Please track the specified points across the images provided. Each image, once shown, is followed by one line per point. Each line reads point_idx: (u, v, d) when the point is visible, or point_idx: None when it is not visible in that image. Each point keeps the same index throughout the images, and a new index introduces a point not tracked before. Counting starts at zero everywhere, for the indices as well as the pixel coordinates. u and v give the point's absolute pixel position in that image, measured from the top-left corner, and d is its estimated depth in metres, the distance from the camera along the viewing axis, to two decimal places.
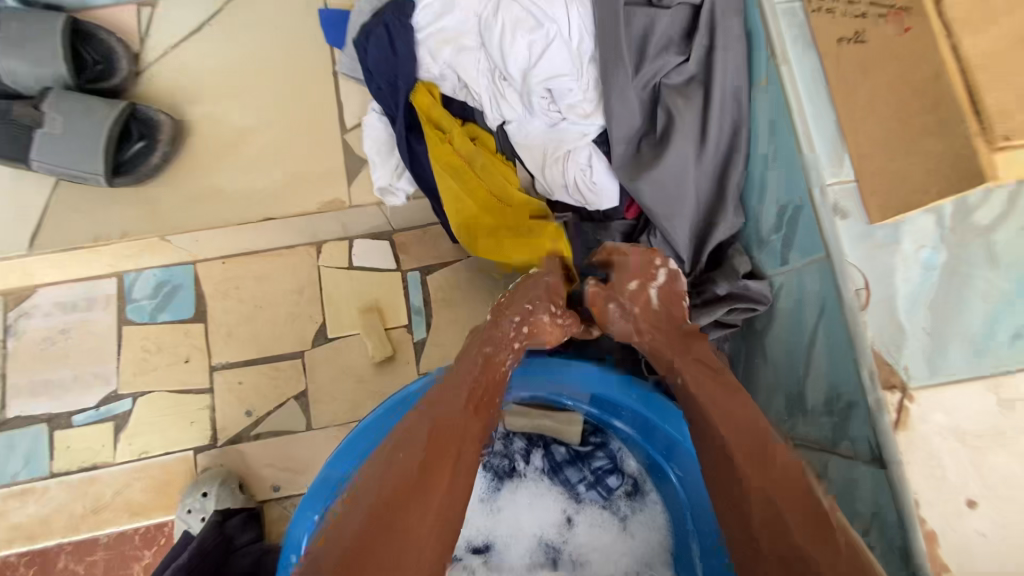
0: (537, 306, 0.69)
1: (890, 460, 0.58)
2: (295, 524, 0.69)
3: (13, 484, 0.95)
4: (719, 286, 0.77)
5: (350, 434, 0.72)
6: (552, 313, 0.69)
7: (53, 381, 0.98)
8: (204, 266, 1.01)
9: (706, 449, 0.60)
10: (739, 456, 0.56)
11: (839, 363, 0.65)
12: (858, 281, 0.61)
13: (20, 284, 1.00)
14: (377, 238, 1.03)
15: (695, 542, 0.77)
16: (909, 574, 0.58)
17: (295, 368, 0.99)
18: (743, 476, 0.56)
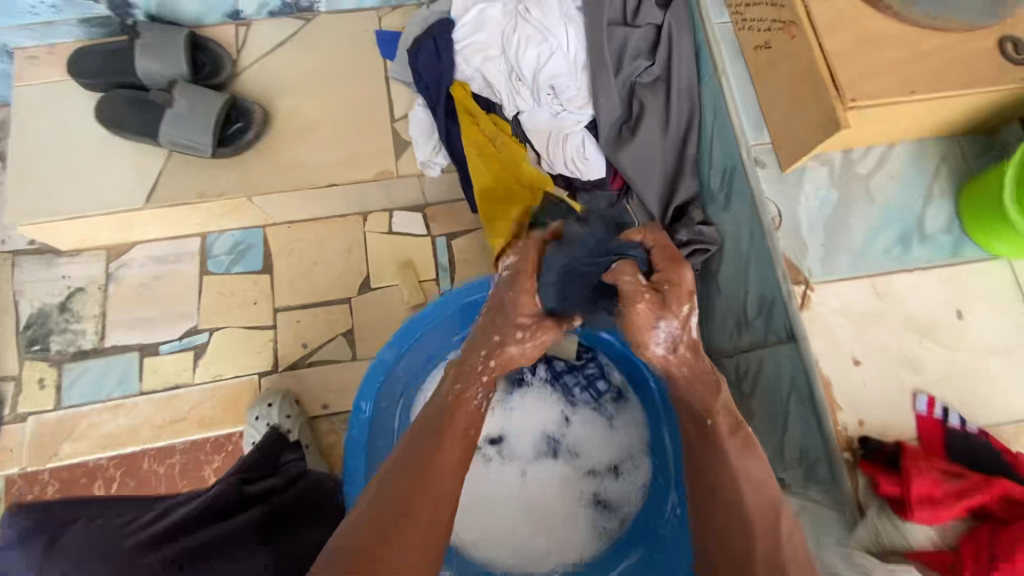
0: (504, 336, 0.79)
1: (799, 333, 0.81)
2: (359, 396, 0.87)
3: (108, 400, 1.15)
4: (678, 235, 1.02)
5: (404, 324, 0.89)
6: (519, 337, 0.79)
7: (145, 318, 1.20)
8: (271, 228, 1.25)
9: (728, 514, 0.70)
10: (758, 523, 0.67)
11: (765, 275, 0.88)
12: (772, 211, 0.86)
13: (121, 241, 1.23)
14: (413, 211, 1.28)
15: (665, 430, 0.99)
16: (813, 413, 0.80)
17: (344, 311, 1.22)
18: (756, 532, 0.67)
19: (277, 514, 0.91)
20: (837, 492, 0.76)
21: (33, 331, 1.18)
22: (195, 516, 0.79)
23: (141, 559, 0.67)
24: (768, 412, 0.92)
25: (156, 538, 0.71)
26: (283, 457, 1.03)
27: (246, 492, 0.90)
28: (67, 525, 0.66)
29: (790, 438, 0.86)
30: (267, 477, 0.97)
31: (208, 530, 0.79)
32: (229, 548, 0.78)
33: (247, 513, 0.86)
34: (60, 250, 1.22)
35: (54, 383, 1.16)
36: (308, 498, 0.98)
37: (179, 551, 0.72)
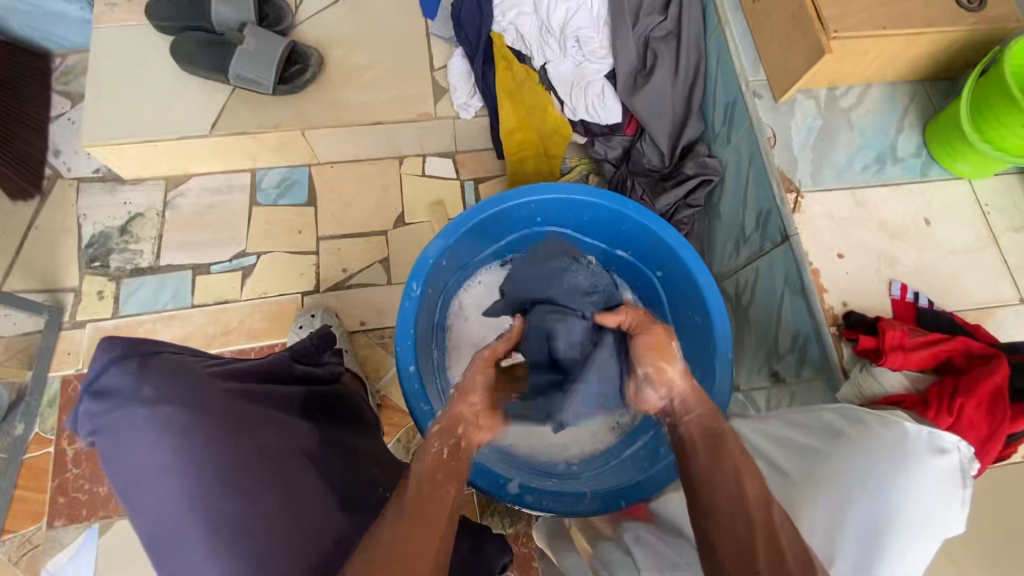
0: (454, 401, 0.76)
1: (791, 233, 0.95)
2: (405, 288, 0.94)
3: (162, 311, 1.26)
4: (687, 167, 1.19)
5: (449, 223, 0.99)
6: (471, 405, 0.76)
7: (198, 241, 1.31)
8: (316, 168, 1.38)
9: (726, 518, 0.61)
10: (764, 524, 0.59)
11: (763, 190, 1.02)
12: (768, 133, 1.01)
13: (179, 173, 1.35)
14: (444, 157, 1.41)
15: (675, 335, 1.09)
16: (803, 297, 0.93)
17: (381, 242, 1.34)
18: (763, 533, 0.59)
19: (319, 400, 0.81)
20: (825, 361, 0.89)
21: (94, 250, 1.29)
22: (248, 372, 0.70)
23: (217, 387, 0.61)
24: (764, 314, 1.05)
25: (220, 377, 0.64)
26: (329, 351, 0.95)
27: (292, 371, 0.80)
28: (155, 350, 0.59)
29: (783, 330, 0.99)
30: (313, 365, 0.87)
31: (262, 386, 0.70)
32: (280, 406, 0.71)
33: (292, 386, 0.76)
34: (122, 178, 1.34)
35: (112, 295, 1.26)
36: (344, 400, 0.88)
37: (244, 393, 0.65)
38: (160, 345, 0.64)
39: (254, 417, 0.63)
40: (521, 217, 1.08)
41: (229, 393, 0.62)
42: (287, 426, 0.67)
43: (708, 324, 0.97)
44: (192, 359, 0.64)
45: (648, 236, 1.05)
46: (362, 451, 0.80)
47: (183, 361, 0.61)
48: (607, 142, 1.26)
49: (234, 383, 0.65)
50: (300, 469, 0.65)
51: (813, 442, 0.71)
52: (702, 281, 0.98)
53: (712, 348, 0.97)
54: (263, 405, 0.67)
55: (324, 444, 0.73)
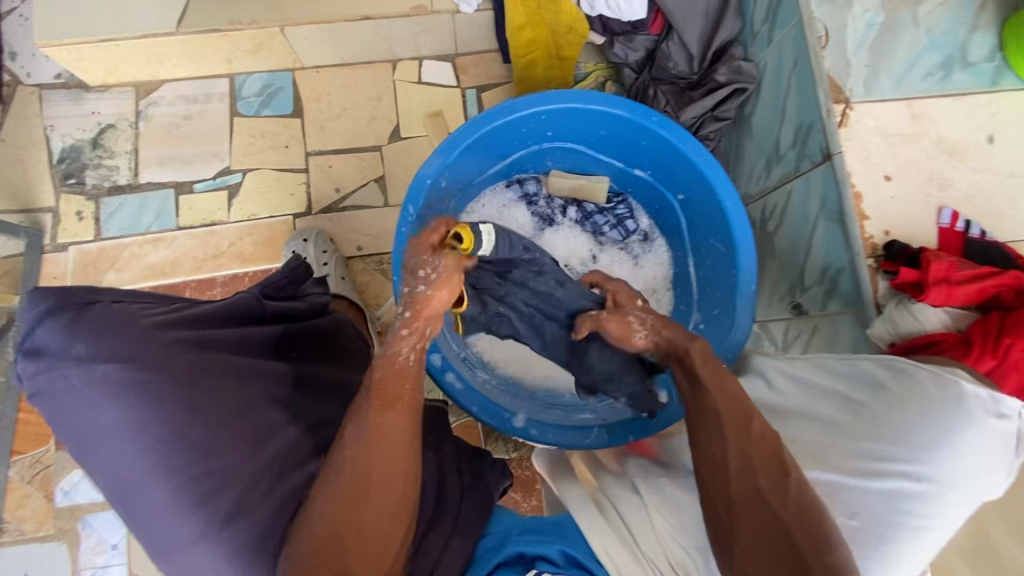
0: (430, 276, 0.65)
1: (835, 152, 0.84)
2: (405, 208, 0.86)
3: (147, 234, 1.18)
4: (718, 73, 1.05)
5: (451, 136, 0.88)
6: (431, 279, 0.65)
7: (178, 157, 1.21)
8: (300, 73, 1.24)
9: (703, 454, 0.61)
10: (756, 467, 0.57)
11: (806, 99, 0.90)
12: (819, 31, 0.87)
13: (149, 79, 1.22)
14: (443, 61, 1.26)
15: (691, 263, 1.02)
16: (840, 225, 0.84)
17: (376, 158, 1.23)
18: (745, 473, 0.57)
19: (296, 340, 0.77)
20: (856, 295, 0.82)
21: (66, 166, 1.19)
22: (214, 317, 0.64)
23: (163, 335, 0.56)
24: (792, 242, 0.97)
25: (172, 322, 0.58)
26: (309, 281, 0.89)
27: (268, 309, 0.75)
28: (91, 298, 0.55)
29: (812, 261, 0.92)
30: (290, 300, 0.82)
31: (228, 330, 0.65)
32: (250, 350, 0.66)
33: (268, 329, 0.72)
34: (88, 85, 1.21)
35: (92, 216, 1.18)
36: (325, 336, 0.85)
37: (202, 337, 0.60)
38: (102, 287, 0.59)
39: (212, 365, 0.58)
40: (528, 130, 0.96)
41: (180, 341, 0.57)
42: (261, 370, 0.64)
43: (731, 253, 0.89)
44: (140, 305, 0.59)
45: (667, 154, 0.94)
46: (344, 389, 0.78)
47: (122, 308, 0.56)
48: (627, 44, 1.13)
49: (190, 328, 0.60)
50: (274, 414, 0.62)
51: (851, 391, 0.65)
52: (727, 206, 0.88)
53: (733, 280, 0.89)
54: (230, 349, 0.63)
55: (303, 385, 0.70)
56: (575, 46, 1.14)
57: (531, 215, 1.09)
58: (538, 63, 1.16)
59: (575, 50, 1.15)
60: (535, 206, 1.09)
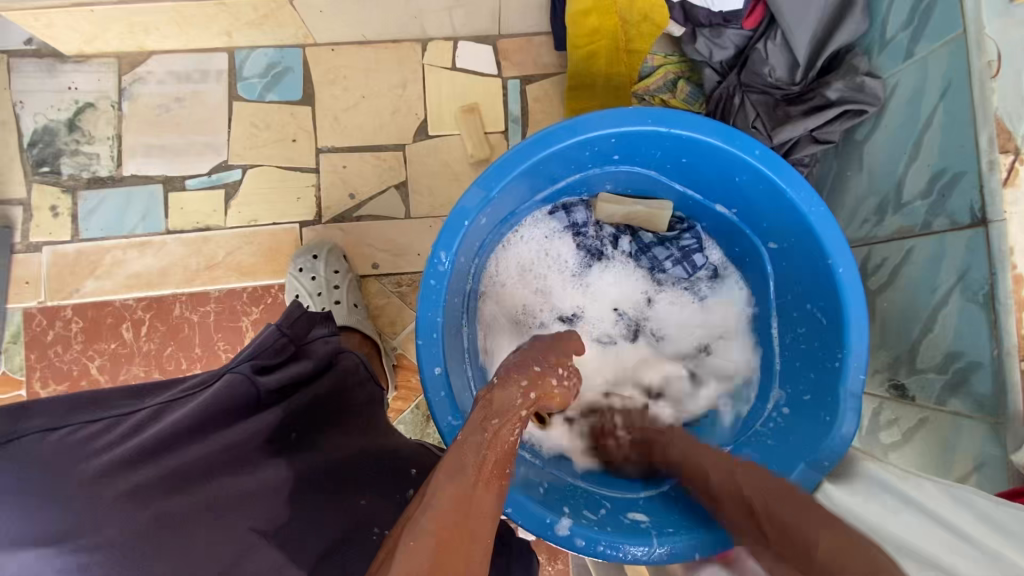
0: (545, 368, 0.63)
1: (994, 219, 0.64)
2: (436, 248, 0.70)
3: (131, 236, 1.02)
4: (830, 88, 0.84)
5: (499, 160, 0.71)
6: (559, 376, 0.63)
7: (168, 146, 1.03)
8: (312, 50, 1.04)
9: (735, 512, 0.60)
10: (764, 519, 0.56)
11: (953, 137, 0.70)
12: (990, 54, 0.65)
13: (134, 49, 1.03)
14: (481, 43, 1.05)
15: (774, 325, 0.84)
16: (984, 311, 0.66)
17: (398, 160, 1.04)
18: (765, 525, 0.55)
19: (296, 419, 0.65)
20: (997, 403, 0.65)
21: (39, 151, 1.02)
22: (191, 426, 0.53)
23: (108, 486, 0.45)
24: (904, 311, 0.79)
25: (127, 458, 0.47)
26: (310, 331, 0.73)
27: (258, 387, 0.61)
28: (18, 431, 0.45)
29: (931, 343, 0.74)
30: (291, 360, 0.68)
31: (208, 441, 0.54)
32: (234, 463, 0.55)
33: (259, 421, 0.59)
34: (62, 54, 1.02)
35: (68, 212, 1.02)
36: (334, 403, 0.71)
37: (167, 471, 0.49)
38: (40, 404, 0.48)
39: (181, 512, 0.47)
40: (592, 152, 0.77)
41: (134, 488, 0.46)
42: (247, 494, 0.53)
43: (836, 331, 0.72)
44: (91, 430, 0.49)
45: (757, 192, 0.76)
46: (355, 460, 0.66)
47: (59, 447, 0.46)
48: (714, 39, 0.92)
49: (153, 460, 0.49)
50: (264, 556, 0.50)
51: (1001, 546, 0.48)
52: (839, 270, 0.70)
53: (834, 365, 0.72)
54: (207, 475, 0.52)
55: (307, 492, 0.59)
56: (647, 41, 0.94)
57: (577, 248, 0.91)
58: (601, 57, 0.96)
59: (647, 45, 0.95)
60: (584, 238, 0.91)
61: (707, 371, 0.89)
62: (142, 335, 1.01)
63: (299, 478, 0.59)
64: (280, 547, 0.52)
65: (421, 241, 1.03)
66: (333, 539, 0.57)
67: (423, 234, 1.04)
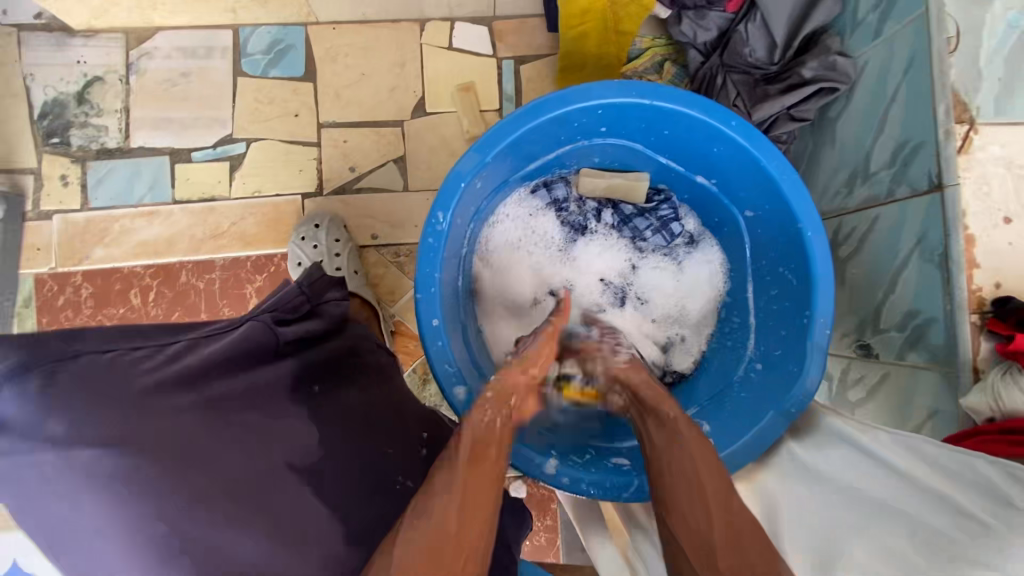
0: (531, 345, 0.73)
1: (948, 184, 0.70)
2: (434, 210, 0.75)
3: (139, 206, 1.06)
4: (807, 67, 0.90)
5: (494, 127, 0.76)
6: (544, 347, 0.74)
7: (174, 120, 1.07)
8: (314, 28, 1.08)
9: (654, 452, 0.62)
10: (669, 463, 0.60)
11: (914, 112, 0.75)
12: (950, 31, 0.71)
13: (142, 25, 1.07)
14: (478, 24, 1.10)
15: (750, 289, 0.89)
16: (939, 269, 0.72)
17: (397, 135, 1.09)
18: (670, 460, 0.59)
19: (313, 372, 0.69)
20: (949, 352, 0.71)
21: (49, 123, 1.06)
22: (226, 360, 0.58)
23: (159, 405, 0.51)
24: (870, 275, 0.85)
25: (171, 385, 0.53)
26: (325, 293, 0.77)
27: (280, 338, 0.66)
28: (73, 352, 0.50)
29: (893, 303, 0.80)
30: (306, 318, 0.72)
31: (238, 379, 0.59)
32: (265, 402, 0.60)
33: (279, 367, 0.64)
34: (72, 29, 1.06)
35: (78, 182, 1.06)
36: (341, 361, 0.75)
37: (210, 397, 0.55)
38: (89, 331, 0.53)
39: (222, 438, 0.53)
40: (581, 124, 0.82)
41: (179, 413, 0.52)
42: (275, 431, 0.58)
43: (806, 291, 0.77)
44: (137, 355, 0.54)
45: (733, 164, 0.82)
46: (367, 413, 0.71)
47: (111, 368, 0.51)
48: (698, 21, 0.98)
49: (194, 390, 0.55)
50: (291, 487, 0.56)
51: (952, 492, 0.54)
52: (809, 233, 0.75)
53: (803, 323, 0.77)
54: (241, 407, 0.57)
55: (330, 434, 0.63)
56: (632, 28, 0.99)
57: (561, 224, 0.96)
58: (590, 41, 1.01)
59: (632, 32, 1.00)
60: (566, 213, 0.96)
61: (689, 334, 0.96)
62: (150, 301, 1.05)
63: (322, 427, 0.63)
64: (307, 479, 0.58)
65: (418, 213, 1.08)
66: (353, 480, 0.63)
67: (420, 207, 1.08)
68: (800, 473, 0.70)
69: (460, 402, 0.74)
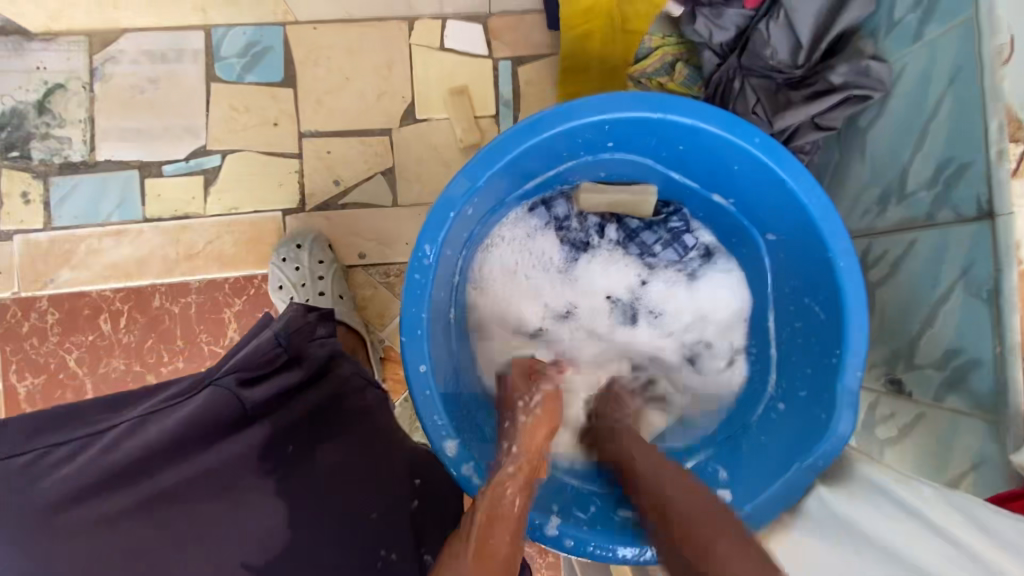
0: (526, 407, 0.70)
1: (1000, 212, 0.61)
2: (421, 240, 0.67)
3: (107, 225, 0.98)
4: (835, 72, 0.81)
5: (486, 147, 0.68)
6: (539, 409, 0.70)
7: (143, 130, 0.99)
8: (294, 28, 0.99)
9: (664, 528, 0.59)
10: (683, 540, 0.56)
11: (960, 127, 0.67)
12: (1004, 37, 0.62)
13: (105, 27, 0.98)
14: (472, 21, 1.01)
15: (772, 313, 0.82)
16: (987, 307, 0.64)
17: (384, 145, 1.00)
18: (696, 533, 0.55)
19: (292, 432, 0.62)
20: (997, 400, 0.63)
21: (7, 135, 0.97)
22: (171, 440, 0.52)
23: (87, 520, 0.46)
24: (905, 305, 0.77)
25: (101, 481, 0.48)
26: (310, 334, 0.71)
27: (248, 406, 0.59)
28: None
29: (931, 339, 0.72)
30: (280, 372, 0.64)
31: (189, 466, 0.53)
32: (229, 486, 0.54)
33: (250, 435, 0.58)
34: (28, 32, 0.97)
35: (40, 199, 0.98)
36: (332, 409, 0.69)
37: (153, 496, 0.50)
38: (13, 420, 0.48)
39: (163, 543, 0.49)
40: (585, 139, 0.74)
41: (110, 517, 0.47)
42: (234, 524, 0.53)
43: (836, 325, 0.69)
44: (65, 451, 0.49)
45: (753, 180, 0.73)
46: (354, 475, 0.64)
47: (29, 471, 0.46)
48: (714, 19, 0.89)
49: (130, 485, 0.49)
50: None
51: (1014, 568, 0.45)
52: (840, 264, 0.67)
53: (832, 361, 0.70)
54: (188, 498, 0.52)
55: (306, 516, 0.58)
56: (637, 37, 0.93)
57: (562, 243, 0.88)
58: (592, 48, 0.93)
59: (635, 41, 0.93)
60: (567, 231, 0.88)
61: (717, 339, 0.86)
62: (121, 327, 0.98)
63: (292, 502, 0.57)
64: None
65: (409, 230, 1.00)
66: (328, 570, 0.57)
67: (411, 223, 1.00)
68: (828, 523, 0.62)
69: (451, 458, 0.67)
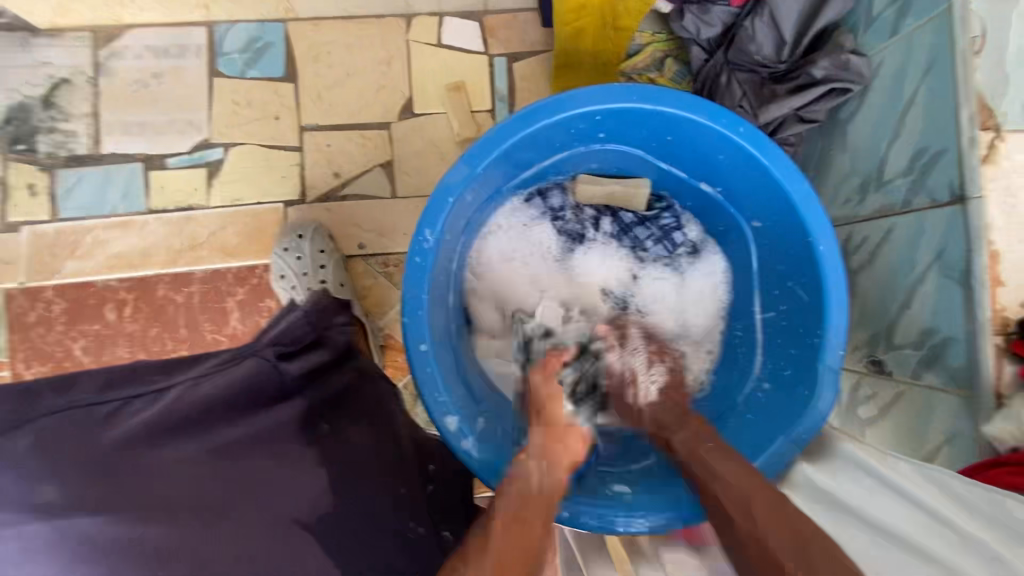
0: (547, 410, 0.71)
1: (972, 196, 0.65)
2: (422, 224, 0.70)
3: (112, 216, 1.00)
4: (816, 66, 0.84)
5: (484, 135, 0.71)
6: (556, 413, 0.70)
7: (146, 123, 1.01)
8: (295, 25, 1.02)
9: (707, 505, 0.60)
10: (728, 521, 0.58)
11: (934, 116, 0.70)
12: (975, 30, 0.65)
13: (110, 24, 1.00)
14: (467, 19, 1.04)
15: (757, 300, 0.85)
16: (959, 287, 0.67)
17: (383, 138, 1.03)
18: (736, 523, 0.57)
19: (324, 408, 0.67)
20: (969, 374, 0.67)
21: (14, 128, 0.99)
22: (221, 400, 0.57)
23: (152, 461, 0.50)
24: (884, 288, 0.80)
25: (162, 428, 0.53)
26: (331, 321, 0.76)
27: (285, 376, 0.64)
28: (68, 404, 0.52)
29: (909, 320, 0.76)
30: (313, 350, 0.70)
31: (241, 422, 0.58)
32: (272, 447, 0.58)
33: (286, 407, 0.63)
34: (35, 28, 0.99)
35: (46, 191, 1.00)
36: (358, 393, 0.73)
37: (208, 446, 0.54)
38: (88, 378, 0.56)
39: (218, 487, 0.52)
40: (578, 130, 0.77)
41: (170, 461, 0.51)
42: (278, 479, 0.55)
43: (816, 308, 0.72)
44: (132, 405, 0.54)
45: (738, 170, 0.77)
46: (381, 450, 0.66)
47: (100, 419, 0.52)
48: (701, 16, 0.92)
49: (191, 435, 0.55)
50: (299, 544, 0.52)
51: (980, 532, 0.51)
52: (821, 248, 0.70)
53: (813, 340, 0.73)
54: (244, 451, 0.56)
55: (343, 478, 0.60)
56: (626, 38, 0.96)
57: (558, 233, 0.91)
58: (583, 48, 0.97)
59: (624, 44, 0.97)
60: (563, 222, 0.91)
61: (697, 330, 0.90)
62: (126, 316, 1.00)
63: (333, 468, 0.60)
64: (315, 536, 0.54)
65: (407, 221, 1.03)
66: (368, 531, 0.58)
67: (409, 214, 1.03)
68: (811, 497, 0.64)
69: (451, 433, 0.70)
